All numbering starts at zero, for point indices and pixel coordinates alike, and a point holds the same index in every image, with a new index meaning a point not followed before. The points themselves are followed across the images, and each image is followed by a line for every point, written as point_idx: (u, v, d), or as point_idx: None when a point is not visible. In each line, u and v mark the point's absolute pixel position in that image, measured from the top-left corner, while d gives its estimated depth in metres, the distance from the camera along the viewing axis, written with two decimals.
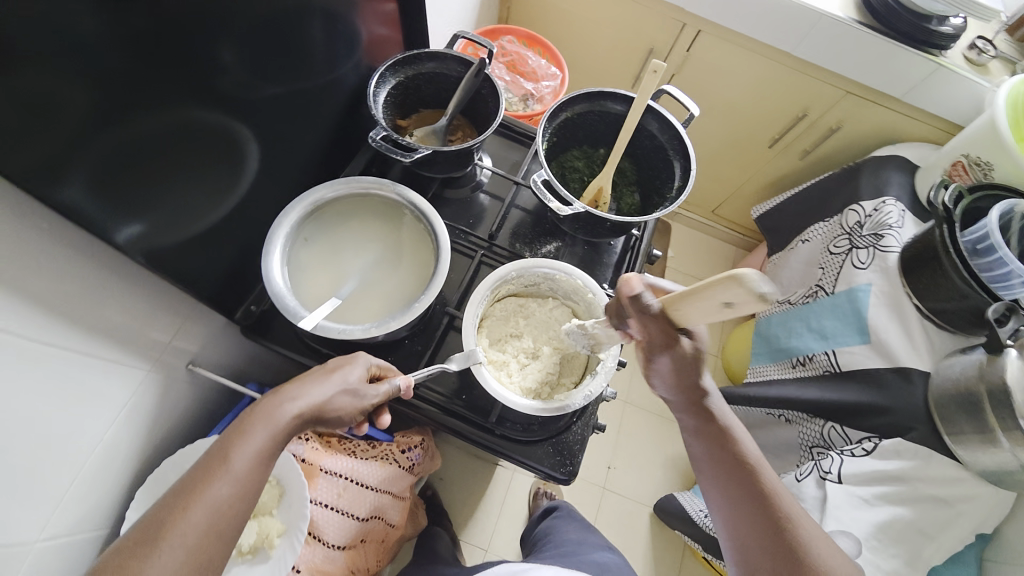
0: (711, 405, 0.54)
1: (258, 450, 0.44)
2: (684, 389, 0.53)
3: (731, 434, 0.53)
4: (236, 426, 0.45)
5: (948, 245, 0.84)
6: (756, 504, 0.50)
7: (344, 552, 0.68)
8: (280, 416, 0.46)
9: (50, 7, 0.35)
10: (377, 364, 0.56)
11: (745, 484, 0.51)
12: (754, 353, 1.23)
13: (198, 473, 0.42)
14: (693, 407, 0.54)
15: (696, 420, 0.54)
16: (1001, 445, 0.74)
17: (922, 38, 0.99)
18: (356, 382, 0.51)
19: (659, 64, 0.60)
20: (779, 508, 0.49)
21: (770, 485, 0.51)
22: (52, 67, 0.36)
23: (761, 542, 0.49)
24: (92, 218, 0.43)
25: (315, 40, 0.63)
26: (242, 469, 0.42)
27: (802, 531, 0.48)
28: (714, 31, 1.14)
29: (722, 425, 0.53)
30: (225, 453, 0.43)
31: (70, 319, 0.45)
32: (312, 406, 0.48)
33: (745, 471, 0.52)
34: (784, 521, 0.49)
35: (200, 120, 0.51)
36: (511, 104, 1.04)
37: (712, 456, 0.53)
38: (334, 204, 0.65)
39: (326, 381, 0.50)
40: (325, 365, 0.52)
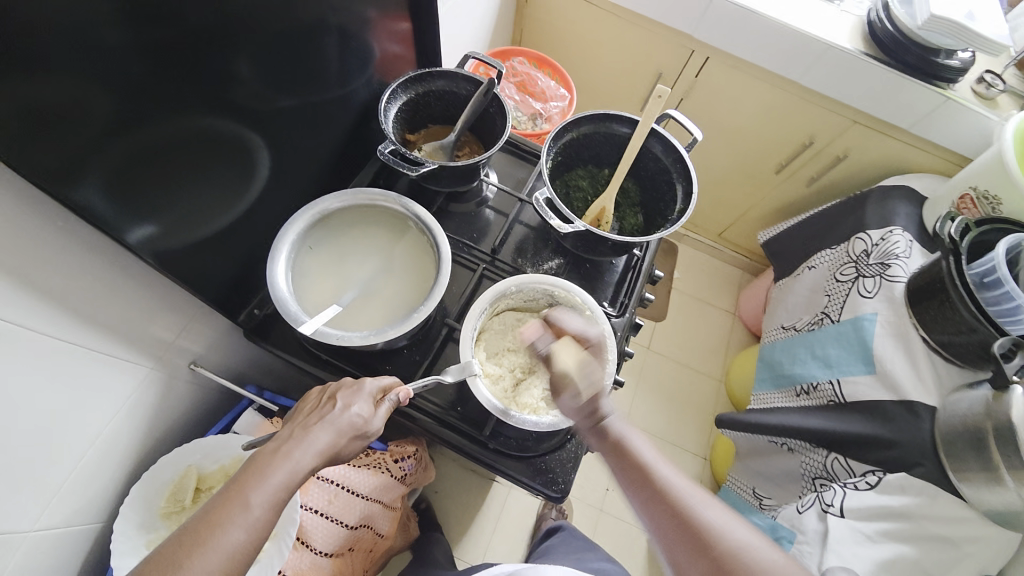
0: (604, 422, 0.55)
1: (271, 498, 0.44)
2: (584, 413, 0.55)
3: (626, 442, 0.53)
4: (244, 471, 0.45)
5: (954, 277, 0.83)
6: (661, 503, 0.49)
7: (331, 560, 0.67)
8: (292, 464, 0.46)
9: (80, 17, 0.37)
10: (380, 385, 0.55)
11: (649, 487, 0.50)
12: (758, 379, 1.22)
13: (207, 518, 0.42)
14: (592, 427, 0.55)
15: (597, 439, 0.55)
16: (1007, 485, 0.71)
17: (929, 71, 1.00)
18: (363, 422, 0.51)
19: (664, 89, 0.62)
20: (683, 502, 0.48)
21: (672, 481, 0.50)
22: (78, 71, 0.39)
23: (677, 542, 0.47)
24: (105, 218, 0.44)
25: (330, 56, 0.66)
26: (255, 518, 0.42)
27: (711, 516, 0.47)
28: (722, 59, 1.16)
29: (615, 438, 0.54)
30: (234, 498, 0.43)
31: (76, 314, 0.47)
32: (321, 449, 0.48)
33: (646, 476, 0.51)
34: (685, 514, 0.47)
35: (214, 128, 0.53)
36: (520, 122, 1.07)
37: (619, 470, 0.53)
38: (340, 214, 0.66)
39: (334, 421, 0.50)
40: (332, 401, 0.52)
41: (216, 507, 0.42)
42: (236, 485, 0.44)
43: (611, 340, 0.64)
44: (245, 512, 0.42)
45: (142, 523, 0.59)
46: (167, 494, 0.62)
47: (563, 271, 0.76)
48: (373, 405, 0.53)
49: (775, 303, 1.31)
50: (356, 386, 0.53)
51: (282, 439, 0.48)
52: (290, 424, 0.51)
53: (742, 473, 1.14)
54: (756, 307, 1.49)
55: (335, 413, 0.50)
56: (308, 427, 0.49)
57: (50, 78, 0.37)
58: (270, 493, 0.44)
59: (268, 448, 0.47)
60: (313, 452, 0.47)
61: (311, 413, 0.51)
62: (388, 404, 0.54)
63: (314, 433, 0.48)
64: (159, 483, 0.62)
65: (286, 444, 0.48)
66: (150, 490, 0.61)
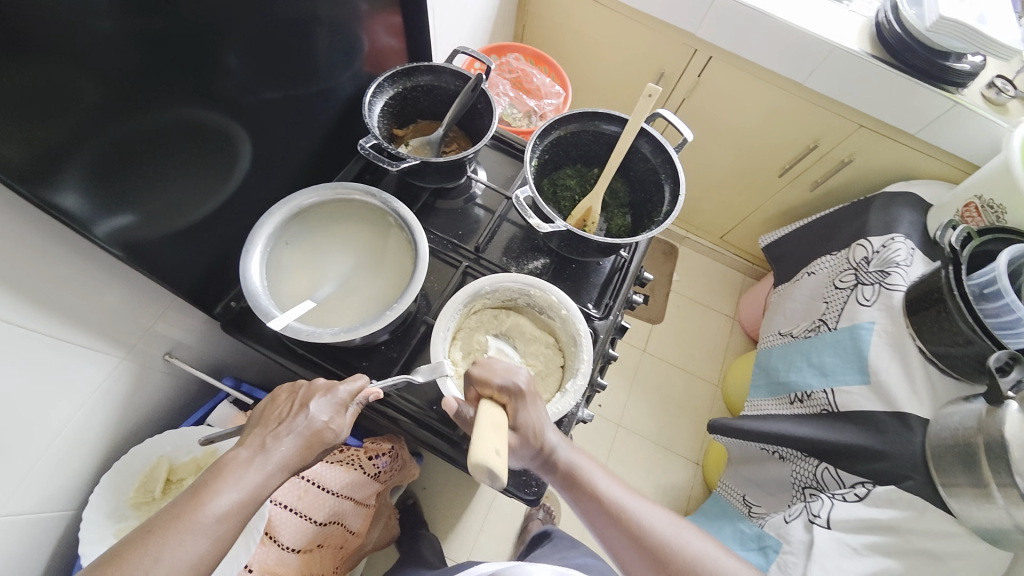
0: (557, 458, 0.56)
1: (237, 502, 0.43)
2: (530, 457, 0.56)
3: (578, 471, 0.56)
4: (207, 476, 0.44)
5: (953, 287, 0.81)
6: (619, 528, 0.54)
7: (299, 555, 0.68)
8: (260, 472, 0.45)
9: (67, 11, 0.37)
10: (348, 388, 0.53)
11: (608, 516, 0.54)
12: (753, 385, 1.20)
13: (164, 525, 0.40)
14: (546, 465, 0.56)
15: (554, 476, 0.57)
16: (996, 502, 0.69)
17: (937, 75, 0.97)
18: (332, 428, 0.50)
19: (654, 88, 0.60)
20: (639, 524, 0.54)
21: (625, 502, 0.56)
22: (65, 64, 0.39)
23: (636, 555, 0.53)
24: (81, 209, 0.44)
25: (317, 50, 0.65)
26: (219, 525, 0.42)
27: (662, 530, 0.54)
28: (724, 58, 1.14)
29: (569, 471, 0.56)
30: (196, 504, 0.42)
31: (46, 302, 0.47)
32: (290, 456, 0.47)
33: (602, 503, 0.55)
34: (641, 531, 0.53)
35: (200, 120, 0.53)
36: (514, 119, 1.06)
37: (577, 500, 0.56)
38: (318, 209, 0.66)
39: (302, 427, 0.49)
40: (296, 406, 0.51)
41: (176, 512, 0.41)
42: (198, 491, 0.43)
43: (588, 341, 0.64)
44: (208, 518, 0.41)
45: (111, 512, 0.61)
46: (137, 485, 0.63)
47: (548, 272, 0.75)
48: (341, 411, 0.52)
49: (773, 309, 1.28)
50: (326, 389, 0.52)
51: (250, 445, 0.47)
52: (257, 427, 0.50)
53: (733, 480, 1.12)
54: (756, 312, 1.47)
55: (303, 418, 0.49)
56: (276, 433, 0.48)
57: (26, 75, 0.36)
58: (234, 500, 0.43)
59: (234, 455, 0.46)
60: (282, 460, 0.47)
61: (279, 418, 0.50)
62: (356, 407, 0.53)
63: (282, 439, 0.48)
64: (130, 472, 0.63)
65: (254, 450, 0.47)
66: (121, 480, 0.62)
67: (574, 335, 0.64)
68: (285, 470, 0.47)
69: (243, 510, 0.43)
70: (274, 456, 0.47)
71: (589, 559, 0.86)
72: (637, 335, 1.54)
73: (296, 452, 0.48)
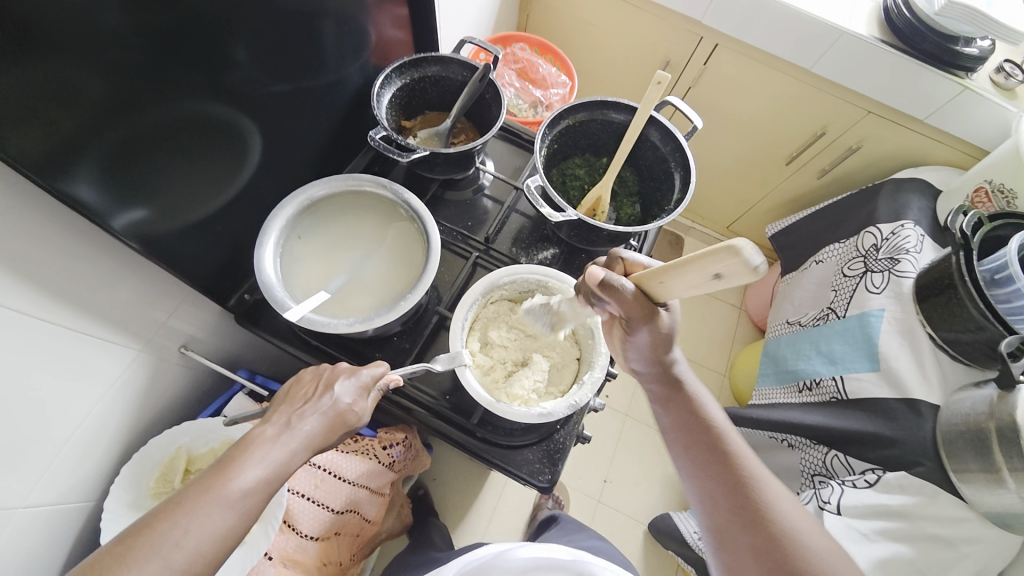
0: (679, 374, 0.56)
1: (262, 478, 0.44)
2: (657, 362, 0.55)
3: (697, 402, 0.55)
4: (234, 452, 0.45)
5: (964, 273, 0.80)
6: (722, 469, 0.51)
7: (317, 543, 0.69)
8: (285, 450, 0.46)
9: (79, 8, 0.37)
10: (369, 373, 0.54)
11: (715, 450, 0.52)
12: (761, 374, 1.20)
13: (193, 497, 0.40)
14: (663, 376, 0.56)
15: (666, 392, 0.56)
16: (1008, 487, 0.70)
17: (946, 59, 0.96)
18: (354, 410, 0.51)
19: (662, 75, 0.60)
20: (746, 472, 0.51)
21: (742, 453, 0.53)
22: (78, 56, 0.39)
23: (726, 504, 0.50)
24: (96, 199, 0.44)
25: (325, 41, 0.65)
26: (245, 499, 0.42)
27: (769, 494, 0.50)
28: (730, 45, 1.13)
29: (688, 396, 0.55)
30: (223, 478, 0.42)
31: (64, 295, 0.47)
32: (314, 435, 0.48)
33: (714, 440, 0.53)
34: (748, 480, 0.50)
35: (210, 114, 0.53)
36: (520, 110, 1.06)
37: (683, 429, 0.55)
38: (328, 201, 0.66)
39: (327, 408, 0.50)
40: (319, 387, 0.52)
41: (204, 485, 0.41)
42: (226, 465, 0.43)
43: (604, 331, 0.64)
44: (235, 492, 0.42)
45: (132, 502, 0.61)
46: (156, 476, 0.64)
47: (557, 261, 0.75)
48: (363, 393, 0.53)
49: (780, 297, 1.28)
50: (350, 372, 0.53)
51: (275, 423, 0.48)
52: (282, 406, 0.50)
53: None
54: (762, 301, 1.47)
55: (328, 399, 0.50)
56: (301, 412, 0.49)
57: (40, 66, 0.37)
58: (259, 476, 0.43)
59: (260, 432, 0.47)
60: (307, 438, 0.47)
61: (304, 398, 0.50)
62: (377, 392, 0.54)
63: (307, 419, 0.48)
64: (149, 464, 0.64)
65: (279, 428, 0.47)
66: (140, 471, 0.63)
67: (591, 326, 0.65)
68: (309, 448, 0.47)
69: (268, 487, 0.44)
70: (300, 433, 0.47)
71: (599, 547, 0.87)
72: None
73: (320, 432, 0.48)
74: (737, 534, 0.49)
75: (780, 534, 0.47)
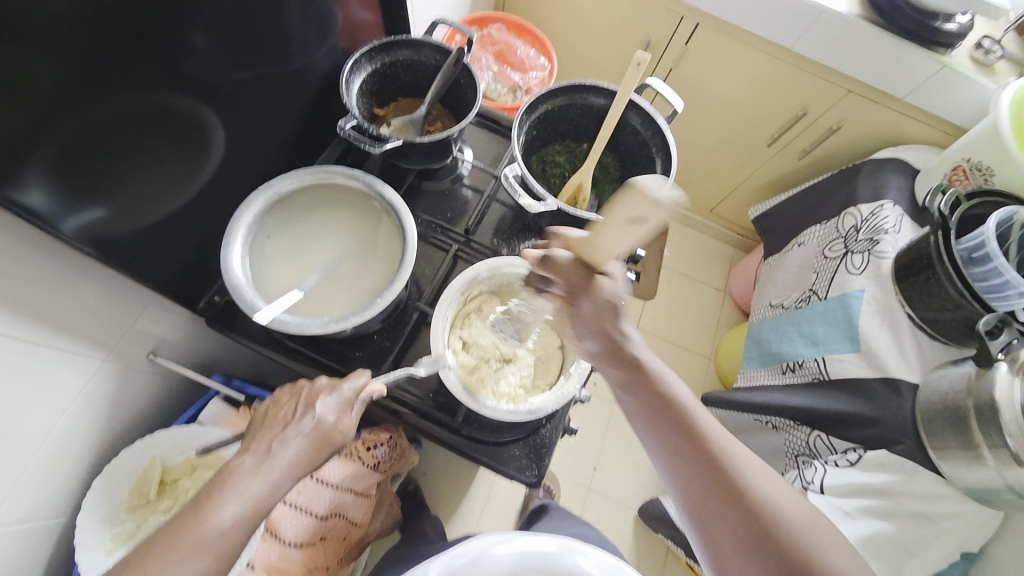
0: (633, 352, 0.54)
1: (242, 515, 0.42)
2: (604, 337, 0.54)
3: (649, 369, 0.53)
4: (212, 486, 0.43)
5: (942, 252, 0.82)
6: (689, 446, 0.49)
7: (301, 550, 0.68)
8: (266, 480, 0.44)
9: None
10: (351, 385, 0.52)
11: (677, 432, 0.50)
12: (745, 357, 1.21)
13: (166, 542, 0.40)
14: (616, 357, 0.54)
15: (622, 370, 0.54)
16: (986, 463, 0.71)
17: (926, 35, 0.96)
18: (335, 427, 0.49)
19: (643, 56, 0.58)
20: (711, 442, 0.49)
21: (705, 423, 0.50)
22: (21, 52, 0.36)
23: (698, 477, 0.47)
24: (46, 203, 0.41)
25: (289, 26, 0.61)
26: (223, 539, 0.41)
27: (736, 458, 0.48)
28: (711, 24, 1.11)
29: (649, 370, 0.53)
30: (199, 518, 0.41)
31: (20, 307, 0.44)
32: (296, 461, 0.46)
33: (677, 413, 0.50)
34: (717, 455, 0.48)
35: (169, 106, 0.50)
36: (499, 95, 1.03)
37: (646, 408, 0.52)
38: (298, 196, 0.63)
39: (309, 429, 0.48)
40: (296, 407, 0.50)
41: (177, 528, 0.40)
42: (201, 504, 0.42)
43: None
44: (212, 532, 0.41)
45: (105, 517, 0.60)
46: (130, 488, 0.62)
47: None
48: (345, 407, 0.51)
49: (763, 280, 1.29)
50: (330, 388, 0.51)
51: (255, 452, 0.46)
52: (261, 433, 0.48)
53: None
54: (745, 283, 1.48)
55: (310, 420, 0.48)
56: (282, 438, 0.47)
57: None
58: (238, 513, 0.42)
59: (239, 463, 0.45)
60: (288, 466, 0.46)
61: (283, 422, 0.48)
62: (361, 404, 0.52)
63: (289, 444, 0.47)
64: (121, 476, 0.62)
65: (259, 457, 0.46)
66: (112, 484, 0.61)
67: None
68: (293, 475, 0.46)
69: (248, 523, 0.43)
70: (280, 462, 0.46)
71: (584, 529, 0.87)
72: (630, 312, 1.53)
73: (303, 456, 0.47)
74: (720, 520, 0.46)
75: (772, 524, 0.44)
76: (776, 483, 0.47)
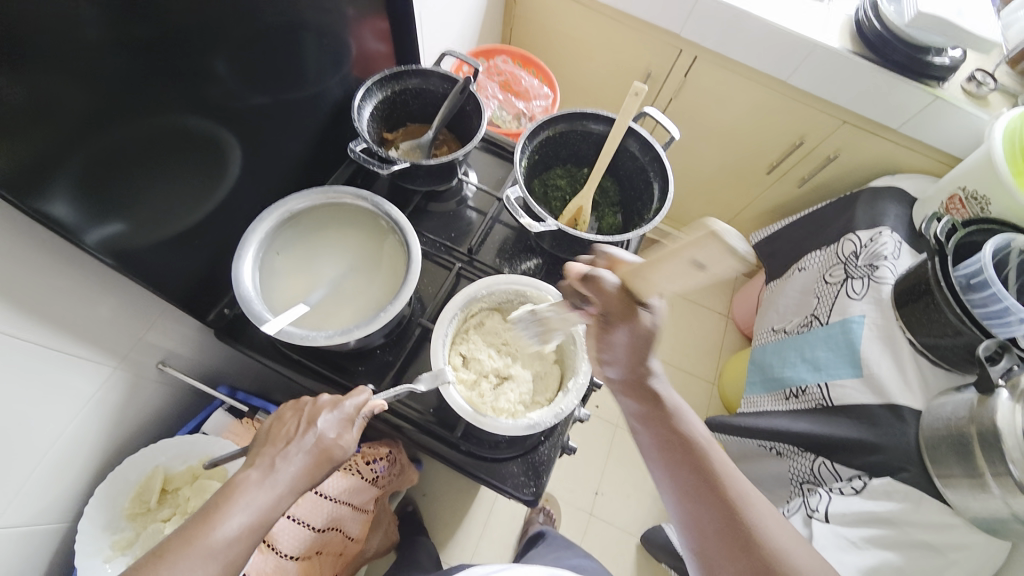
0: (657, 391, 0.54)
1: (247, 527, 0.43)
2: (632, 369, 0.53)
3: (675, 418, 0.53)
4: (219, 497, 0.44)
5: (940, 278, 0.82)
6: (704, 486, 0.50)
7: (298, 563, 0.67)
8: (270, 493, 0.45)
9: (56, 26, 0.37)
10: (351, 402, 0.53)
11: (695, 468, 0.51)
12: (748, 382, 1.21)
13: (175, 549, 0.40)
14: (638, 390, 0.54)
15: (643, 405, 0.54)
16: (991, 491, 0.70)
17: (918, 69, 0.99)
18: (336, 442, 0.50)
19: (640, 86, 0.61)
20: (729, 487, 0.50)
21: (722, 465, 0.52)
22: (54, 77, 0.39)
23: (711, 525, 0.49)
24: (70, 216, 0.44)
25: (306, 55, 0.65)
26: (230, 548, 0.42)
27: (750, 505, 0.49)
28: (709, 57, 1.15)
29: (668, 411, 0.54)
30: (206, 527, 0.42)
31: (38, 313, 0.46)
32: (299, 476, 0.47)
33: (694, 459, 0.52)
34: (724, 492, 0.50)
35: (190, 129, 0.53)
36: (504, 122, 1.07)
37: (662, 443, 0.53)
38: (308, 214, 0.66)
39: (311, 445, 0.49)
40: (298, 423, 0.51)
41: (186, 536, 0.41)
42: (208, 514, 0.43)
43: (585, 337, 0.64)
44: (219, 542, 0.41)
45: (107, 524, 0.61)
46: (132, 496, 0.63)
47: (541, 272, 0.76)
48: (347, 423, 0.52)
49: (765, 305, 1.29)
50: (332, 404, 0.52)
51: (260, 466, 0.47)
52: (265, 448, 0.49)
53: (734, 478, 1.11)
54: (748, 308, 1.49)
55: (312, 436, 0.49)
56: (285, 454, 0.48)
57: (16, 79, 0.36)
58: (243, 524, 0.43)
59: (245, 476, 0.46)
60: (291, 480, 0.47)
61: (286, 438, 0.49)
62: (362, 420, 0.53)
63: (292, 460, 0.48)
64: (124, 484, 0.63)
65: (264, 471, 0.47)
66: (115, 491, 0.62)
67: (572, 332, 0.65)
68: (295, 490, 0.47)
69: (253, 534, 0.44)
70: (283, 476, 0.47)
71: (583, 560, 0.86)
72: None
73: (306, 470, 0.48)
74: (725, 556, 0.48)
75: (768, 555, 0.46)
76: (784, 529, 0.49)
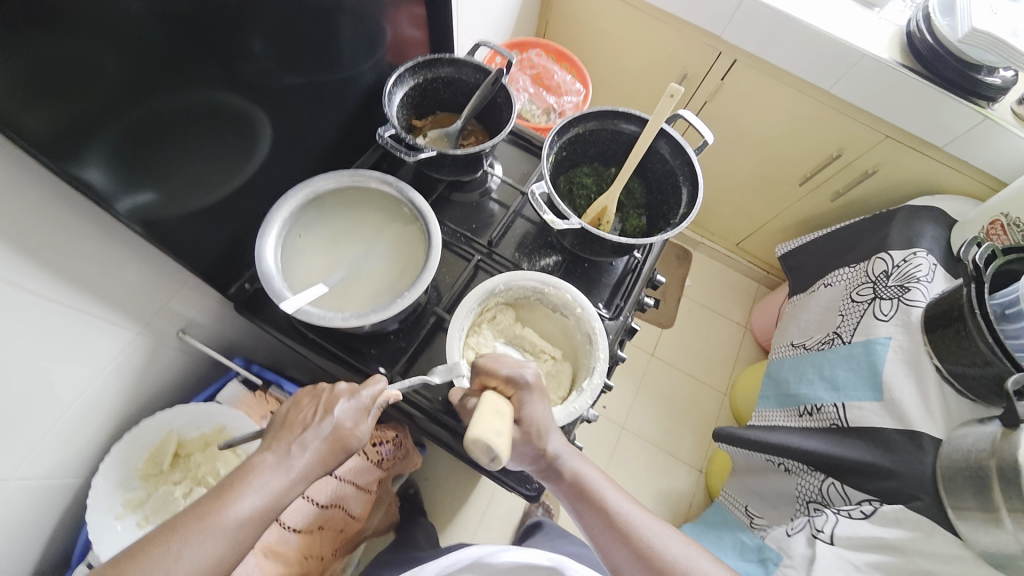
0: (562, 464, 0.55)
1: (257, 510, 0.44)
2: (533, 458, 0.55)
3: (587, 483, 0.56)
4: (235, 477, 0.45)
5: (974, 306, 0.79)
6: (615, 531, 0.54)
7: (299, 536, 0.69)
8: (284, 478, 0.46)
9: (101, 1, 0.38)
10: (368, 393, 0.53)
11: (604, 518, 0.55)
12: (762, 396, 1.18)
13: (188, 524, 0.41)
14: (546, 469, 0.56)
15: (552, 479, 0.56)
16: (1005, 527, 0.67)
17: (968, 87, 0.95)
18: (350, 433, 0.50)
19: (675, 88, 0.59)
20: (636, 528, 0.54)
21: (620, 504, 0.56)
22: (94, 47, 0.40)
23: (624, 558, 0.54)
24: (102, 183, 0.45)
25: (342, 38, 0.65)
26: (240, 529, 0.42)
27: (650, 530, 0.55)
28: (749, 60, 1.12)
29: (572, 475, 0.56)
30: (220, 506, 0.43)
31: (68, 275, 0.48)
32: (313, 463, 0.48)
33: (601, 503, 0.55)
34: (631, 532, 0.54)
35: (224, 105, 0.54)
36: (533, 116, 1.06)
37: (571, 497, 0.56)
38: (333, 195, 0.67)
39: (327, 434, 0.49)
40: (314, 409, 0.51)
41: (200, 512, 0.42)
42: (223, 492, 0.44)
43: (603, 338, 0.64)
44: (230, 521, 0.42)
45: (120, 482, 0.63)
46: (146, 457, 0.65)
47: (559, 269, 0.75)
48: (362, 414, 0.52)
49: (786, 318, 1.26)
50: (349, 393, 0.53)
51: (276, 450, 0.48)
52: (282, 433, 0.50)
53: (735, 489, 1.09)
54: (768, 321, 1.45)
55: (329, 424, 0.50)
56: (302, 440, 0.48)
57: (55, 49, 0.37)
58: (255, 506, 0.44)
59: (261, 459, 0.47)
60: (305, 468, 0.47)
61: (303, 424, 0.50)
62: (377, 411, 0.54)
63: (307, 447, 0.48)
64: (140, 445, 0.65)
65: (280, 456, 0.47)
66: (131, 451, 0.64)
67: (589, 332, 0.64)
68: (308, 476, 0.48)
69: (265, 516, 0.44)
70: (298, 463, 0.47)
71: (578, 551, 0.87)
72: (646, 338, 1.52)
73: (320, 458, 0.48)
74: None
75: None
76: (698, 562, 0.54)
